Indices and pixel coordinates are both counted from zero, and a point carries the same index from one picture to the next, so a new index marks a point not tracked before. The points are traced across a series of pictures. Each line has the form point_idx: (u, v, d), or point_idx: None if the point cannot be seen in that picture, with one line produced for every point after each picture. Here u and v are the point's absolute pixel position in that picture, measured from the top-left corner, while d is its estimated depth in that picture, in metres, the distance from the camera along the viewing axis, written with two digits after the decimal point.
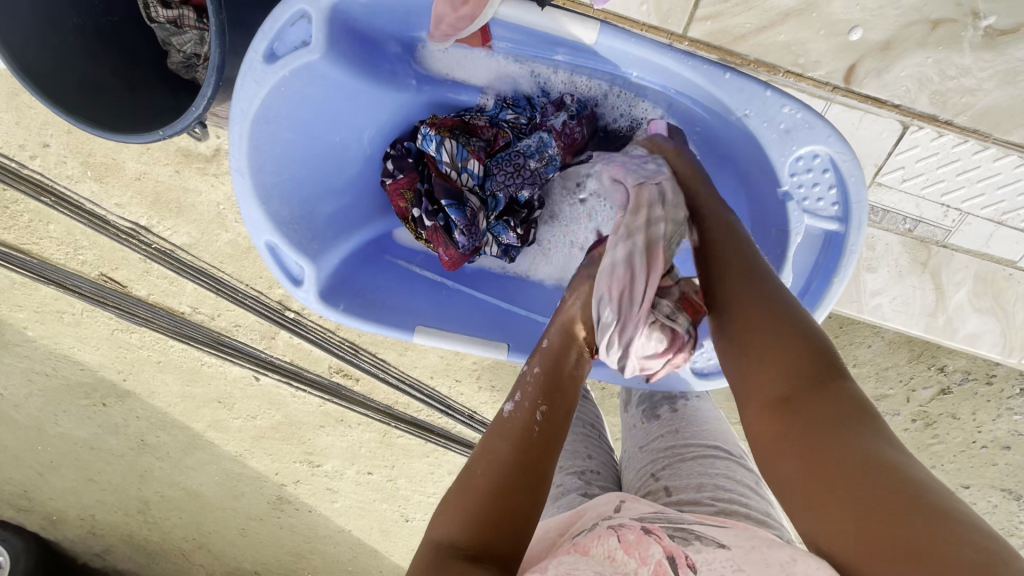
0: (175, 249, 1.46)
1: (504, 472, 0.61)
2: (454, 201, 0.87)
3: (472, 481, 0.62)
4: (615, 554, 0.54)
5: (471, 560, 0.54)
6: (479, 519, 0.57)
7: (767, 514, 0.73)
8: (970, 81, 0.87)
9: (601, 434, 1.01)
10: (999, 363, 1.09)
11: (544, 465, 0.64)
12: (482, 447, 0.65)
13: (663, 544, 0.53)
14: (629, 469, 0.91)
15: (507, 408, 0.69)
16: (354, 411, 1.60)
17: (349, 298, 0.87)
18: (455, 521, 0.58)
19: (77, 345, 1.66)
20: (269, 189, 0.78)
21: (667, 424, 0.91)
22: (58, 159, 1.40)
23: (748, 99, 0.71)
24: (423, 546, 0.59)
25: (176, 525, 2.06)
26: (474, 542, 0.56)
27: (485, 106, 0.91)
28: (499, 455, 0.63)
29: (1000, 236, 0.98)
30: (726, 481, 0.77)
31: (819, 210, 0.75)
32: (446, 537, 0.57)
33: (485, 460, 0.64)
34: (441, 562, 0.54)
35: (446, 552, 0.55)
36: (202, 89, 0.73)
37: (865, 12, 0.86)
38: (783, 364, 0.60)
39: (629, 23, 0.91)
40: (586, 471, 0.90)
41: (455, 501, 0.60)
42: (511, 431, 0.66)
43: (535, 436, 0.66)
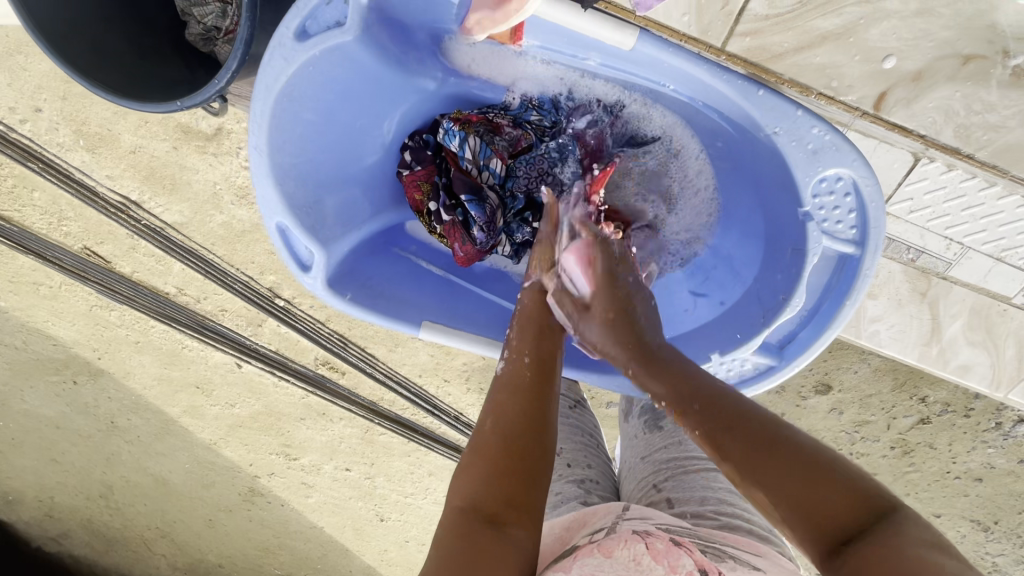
0: (166, 227, 1.41)
1: (511, 420, 0.66)
2: (474, 196, 0.86)
3: (483, 434, 0.66)
4: (641, 559, 0.55)
5: (494, 524, 0.58)
6: (494, 475, 0.61)
7: (769, 530, 0.74)
8: (994, 117, 0.89)
9: (598, 443, 1.01)
10: (978, 397, 1.12)
11: (543, 399, 0.69)
12: (486, 405, 0.69)
13: (694, 557, 0.55)
14: (631, 479, 0.91)
15: (501, 366, 0.74)
16: (338, 405, 1.57)
17: (356, 288, 0.85)
18: (470, 482, 0.61)
19: (51, 319, 1.59)
20: (286, 169, 0.76)
21: (670, 436, 0.91)
22: (49, 125, 1.34)
23: (779, 118, 0.72)
24: (444, 514, 0.61)
25: (140, 513, 1.99)
26: (487, 499, 0.60)
27: (510, 104, 0.89)
28: (496, 403, 0.69)
29: (998, 272, 1.00)
30: (729, 496, 0.78)
31: (837, 233, 0.75)
32: (465, 498, 0.60)
33: (487, 412, 0.69)
34: (463, 521, 0.58)
35: (468, 514, 0.59)
36: (228, 62, 0.71)
37: (901, 41, 0.87)
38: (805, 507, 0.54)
39: (669, 32, 0.92)
40: (587, 480, 0.90)
41: (468, 460, 0.64)
42: (515, 383, 0.71)
43: (532, 380, 0.71)
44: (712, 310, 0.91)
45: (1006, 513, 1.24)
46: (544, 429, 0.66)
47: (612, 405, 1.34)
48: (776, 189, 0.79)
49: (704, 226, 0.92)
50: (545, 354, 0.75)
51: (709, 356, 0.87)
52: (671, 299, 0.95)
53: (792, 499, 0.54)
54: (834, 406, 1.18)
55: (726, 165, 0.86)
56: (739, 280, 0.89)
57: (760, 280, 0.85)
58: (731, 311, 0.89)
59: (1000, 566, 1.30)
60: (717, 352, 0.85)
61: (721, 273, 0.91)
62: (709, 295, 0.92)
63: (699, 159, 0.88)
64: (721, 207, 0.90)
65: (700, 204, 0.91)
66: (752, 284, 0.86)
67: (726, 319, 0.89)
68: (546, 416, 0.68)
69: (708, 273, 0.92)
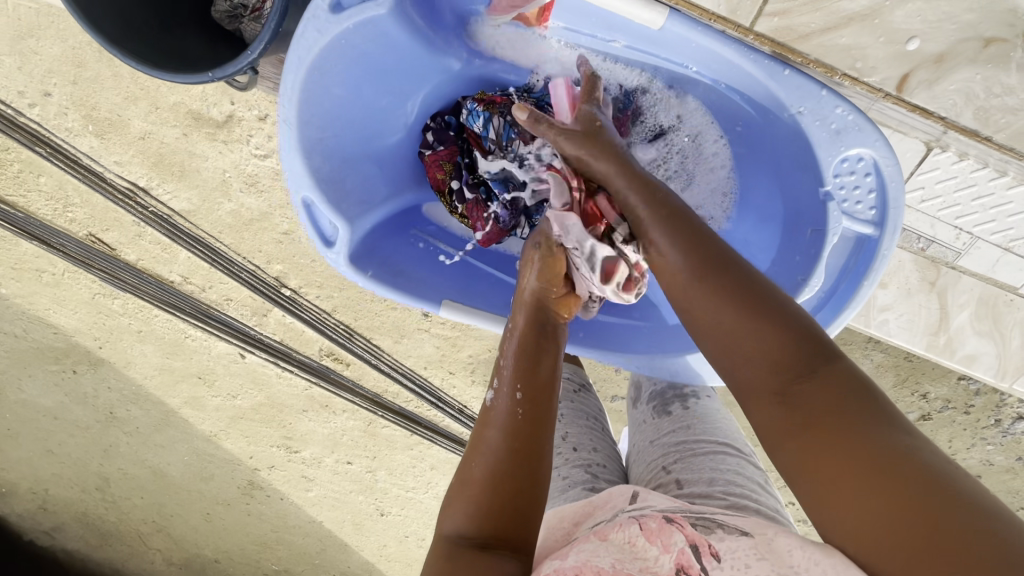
0: (173, 215, 1.40)
1: (498, 459, 0.62)
2: (497, 175, 0.90)
3: (467, 471, 0.63)
4: (635, 541, 0.56)
5: (484, 550, 0.57)
6: (480, 512, 0.59)
7: (774, 510, 0.76)
8: (1014, 100, 0.90)
9: (604, 427, 1.01)
10: (977, 393, 1.16)
11: (534, 435, 0.64)
12: (472, 440, 0.66)
13: (685, 533, 0.55)
14: (638, 463, 0.91)
15: (489, 396, 0.70)
16: (341, 397, 1.57)
17: (376, 266, 0.86)
18: (458, 513, 0.60)
19: (53, 306, 1.58)
20: (313, 143, 0.77)
21: (679, 420, 0.91)
22: (58, 110, 1.33)
23: (803, 97, 0.74)
24: (436, 541, 0.61)
25: (136, 506, 1.98)
26: (476, 540, 0.58)
27: (534, 86, 0.90)
28: (486, 444, 0.64)
29: (1006, 262, 1.02)
30: (737, 477, 0.79)
31: (857, 213, 0.77)
32: (454, 534, 0.60)
33: (475, 450, 0.65)
34: (451, 557, 0.58)
35: (456, 543, 0.59)
36: (262, 33, 0.72)
37: (925, 23, 0.87)
38: (758, 352, 0.58)
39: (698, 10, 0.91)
40: (594, 464, 0.90)
41: (455, 491, 0.63)
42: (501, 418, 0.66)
43: (523, 416, 0.65)
44: None
45: None
46: (538, 466, 0.63)
47: (616, 400, 1.38)
48: (797, 170, 0.81)
49: (722, 209, 0.93)
50: (538, 382, 0.69)
51: None
52: None
53: (749, 348, 0.59)
54: None
55: (745, 148, 0.87)
56: (755, 262, 0.91)
57: (778, 262, 0.87)
58: None
59: None
60: None
61: None
62: None
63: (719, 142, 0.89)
64: (737, 192, 0.92)
65: (718, 189, 0.92)
66: (769, 267, 0.88)
67: None
68: (542, 458, 0.63)
69: None
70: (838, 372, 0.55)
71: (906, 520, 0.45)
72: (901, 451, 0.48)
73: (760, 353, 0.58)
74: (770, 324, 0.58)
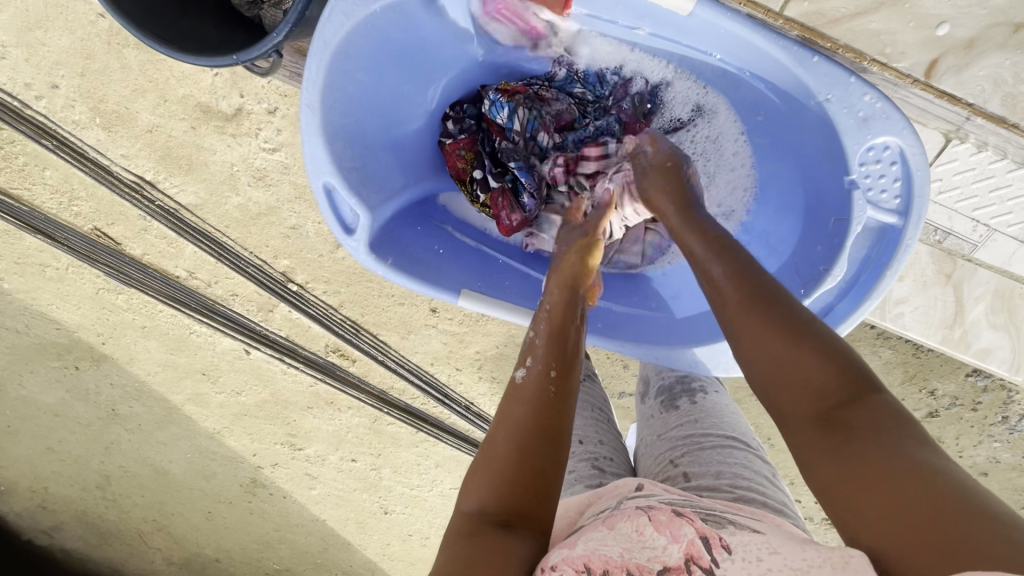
0: (180, 209, 1.39)
1: (528, 433, 0.62)
2: (523, 164, 0.91)
3: (494, 443, 0.63)
4: (643, 529, 0.56)
5: (506, 528, 0.57)
6: (506, 484, 0.59)
7: (783, 503, 0.74)
8: None
9: (609, 418, 1.00)
10: (986, 390, 1.16)
11: (564, 413, 0.66)
12: (499, 413, 0.66)
13: (695, 525, 0.55)
14: (646, 456, 0.90)
15: (522, 371, 0.69)
16: (346, 394, 1.56)
17: (396, 254, 0.85)
18: (481, 486, 0.60)
19: (56, 301, 1.56)
20: (335, 128, 0.77)
21: (686, 414, 0.89)
22: (65, 102, 1.32)
23: (832, 84, 0.74)
24: (454, 517, 0.60)
25: (136, 505, 1.96)
26: (500, 514, 0.58)
27: (556, 75, 0.90)
28: (513, 417, 0.64)
29: (1021, 255, 1.03)
30: (744, 470, 0.78)
31: (881, 202, 0.77)
32: (476, 509, 0.59)
33: (502, 423, 0.65)
34: (473, 532, 0.57)
35: (477, 518, 0.58)
36: (287, 16, 0.72)
37: (954, 9, 0.88)
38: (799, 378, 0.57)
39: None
40: (600, 458, 0.89)
41: (480, 464, 0.62)
42: (536, 394, 0.66)
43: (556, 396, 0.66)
44: None
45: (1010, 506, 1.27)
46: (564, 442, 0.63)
47: (623, 396, 1.38)
48: (822, 159, 0.81)
49: (740, 202, 0.94)
50: (566, 362, 0.71)
51: None
52: None
53: (793, 376, 0.58)
54: None
55: (765, 138, 0.88)
56: (775, 253, 0.91)
57: (799, 253, 0.88)
58: None
59: None
60: None
61: (756, 249, 0.93)
62: None
63: (738, 135, 0.90)
64: (757, 185, 0.92)
65: (737, 182, 0.93)
66: (790, 257, 0.89)
67: None
68: (569, 434, 0.65)
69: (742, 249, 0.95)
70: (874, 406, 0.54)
71: (918, 523, 0.44)
72: (933, 472, 0.46)
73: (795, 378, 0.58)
74: (819, 356, 0.57)
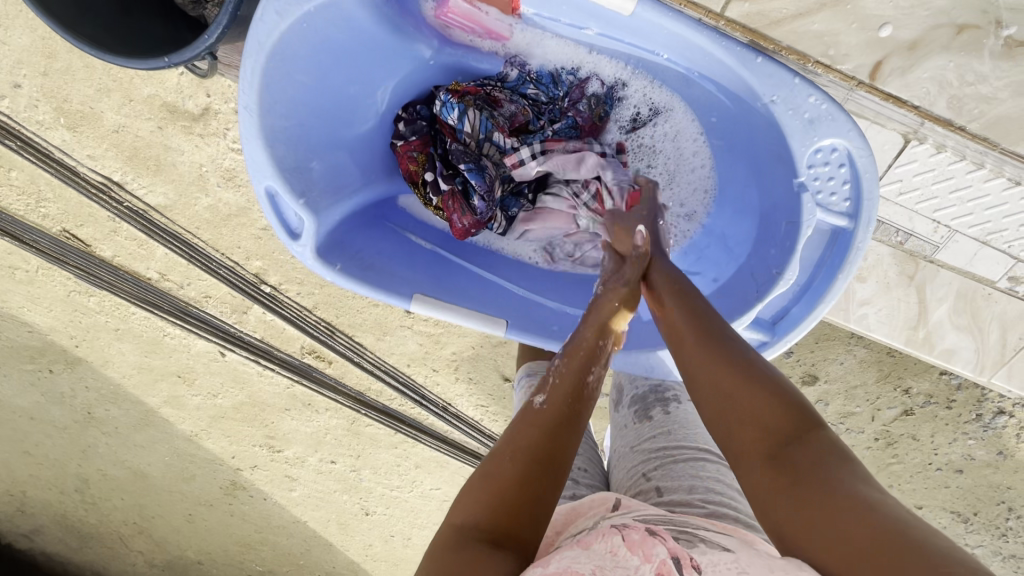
0: (149, 210, 1.36)
1: (531, 459, 0.60)
2: (472, 165, 0.86)
3: (497, 455, 0.62)
4: (617, 551, 0.52)
5: (492, 545, 0.54)
6: (501, 503, 0.57)
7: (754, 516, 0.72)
8: (987, 89, 0.89)
9: (585, 429, 0.98)
10: (958, 387, 1.16)
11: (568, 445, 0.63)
12: (509, 431, 0.64)
13: (668, 545, 0.52)
14: (619, 468, 0.88)
15: (538, 399, 0.68)
16: (323, 395, 1.54)
17: (346, 259, 0.84)
18: (477, 502, 0.58)
19: (27, 304, 1.53)
20: (277, 131, 0.76)
21: (659, 425, 0.88)
22: (29, 102, 1.29)
23: (776, 86, 0.73)
24: (446, 528, 0.58)
25: (117, 508, 1.93)
26: (493, 525, 0.56)
27: (507, 75, 0.89)
28: (525, 438, 0.62)
29: (983, 255, 1.02)
30: (717, 484, 0.76)
31: (831, 205, 0.77)
32: (470, 520, 0.57)
33: (510, 441, 0.63)
34: (464, 545, 0.55)
35: (468, 532, 0.56)
36: (218, 17, 0.72)
37: (897, 9, 0.87)
38: (758, 414, 0.57)
39: None
40: (574, 469, 0.87)
41: (480, 477, 0.61)
42: (544, 423, 0.64)
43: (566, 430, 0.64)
44: (705, 287, 0.93)
45: (985, 504, 1.27)
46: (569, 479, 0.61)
47: (600, 397, 1.34)
48: (773, 162, 0.80)
49: (698, 205, 0.93)
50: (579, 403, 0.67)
51: None
52: None
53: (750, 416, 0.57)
54: (820, 397, 1.20)
55: (721, 140, 0.87)
56: (733, 256, 0.90)
57: (754, 257, 0.87)
58: (725, 288, 0.90)
59: (979, 558, 1.33)
60: None
61: (714, 251, 0.92)
62: (702, 273, 0.93)
63: (694, 136, 0.89)
64: (717, 187, 0.91)
65: (695, 185, 0.92)
66: (745, 261, 0.88)
67: (719, 296, 0.90)
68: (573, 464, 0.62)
69: (702, 252, 0.94)
70: (822, 444, 0.53)
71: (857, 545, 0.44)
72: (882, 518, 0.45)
73: (748, 413, 0.57)
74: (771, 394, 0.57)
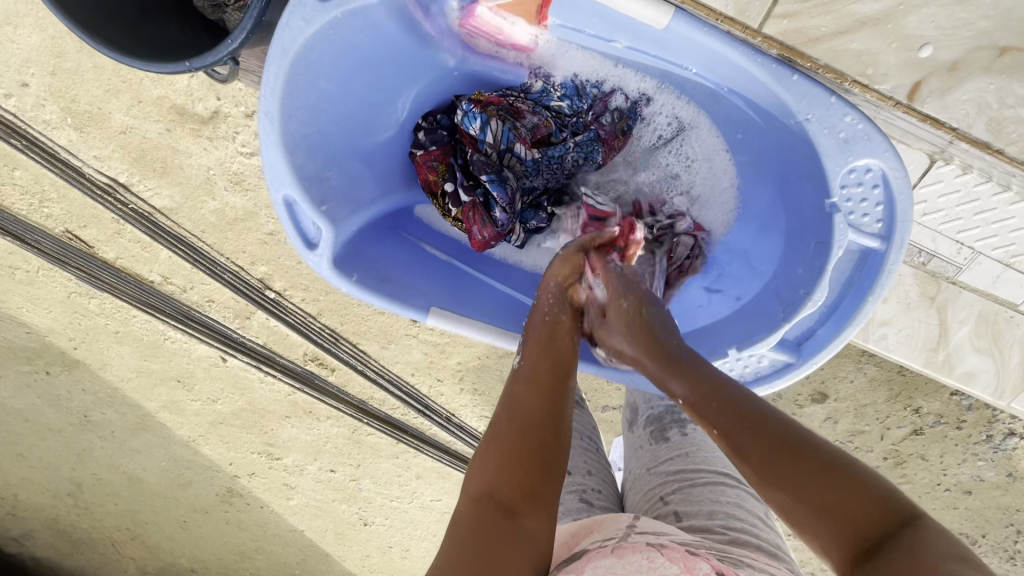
0: (154, 212, 1.34)
1: (526, 411, 0.63)
2: (494, 176, 0.84)
3: (498, 424, 0.63)
4: (654, 559, 0.54)
5: (511, 515, 0.55)
6: (512, 462, 0.59)
7: (776, 546, 0.70)
8: None
9: (598, 448, 0.96)
10: (970, 408, 1.14)
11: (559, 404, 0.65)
12: (500, 396, 0.67)
13: (710, 562, 0.54)
14: (634, 491, 0.86)
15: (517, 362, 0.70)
16: (325, 403, 1.51)
17: (362, 270, 0.82)
18: (485, 468, 0.59)
19: (27, 305, 1.50)
20: (297, 139, 0.74)
21: (676, 447, 0.86)
22: (36, 101, 1.27)
23: (812, 104, 0.73)
24: (460, 504, 0.59)
25: (109, 513, 1.90)
26: (508, 490, 0.57)
27: (531, 86, 0.87)
28: (518, 397, 0.65)
29: (1006, 278, 1.01)
30: (737, 510, 0.73)
31: (863, 226, 0.76)
32: (482, 488, 0.58)
33: (506, 405, 0.65)
34: (483, 515, 0.55)
35: (485, 502, 0.56)
36: (242, 22, 0.70)
37: (939, 30, 0.86)
38: (824, 505, 0.50)
39: (706, 10, 0.89)
40: (587, 490, 0.85)
41: (486, 446, 0.62)
42: (535, 379, 0.67)
43: (554, 377, 0.67)
44: (727, 305, 0.91)
45: (994, 526, 1.25)
46: (564, 433, 0.63)
47: (606, 411, 1.32)
48: (803, 181, 0.79)
49: (720, 222, 0.92)
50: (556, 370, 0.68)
51: (727, 351, 0.86)
52: (685, 296, 0.94)
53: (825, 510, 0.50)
54: (830, 415, 1.19)
55: (747, 158, 0.86)
56: (757, 274, 0.89)
57: (780, 275, 0.85)
58: (748, 307, 0.89)
59: None
60: (735, 347, 0.86)
61: (737, 269, 0.91)
62: (724, 290, 0.92)
63: (719, 152, 0.88)
64: (740, 205, 0.90)
65: (718, 204, 0.92)
66: (770, 280, 0.87)
67: (743, 315, 0.89)
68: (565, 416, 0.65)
69: (723, 269, 0.93)
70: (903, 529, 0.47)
71: None
72: None
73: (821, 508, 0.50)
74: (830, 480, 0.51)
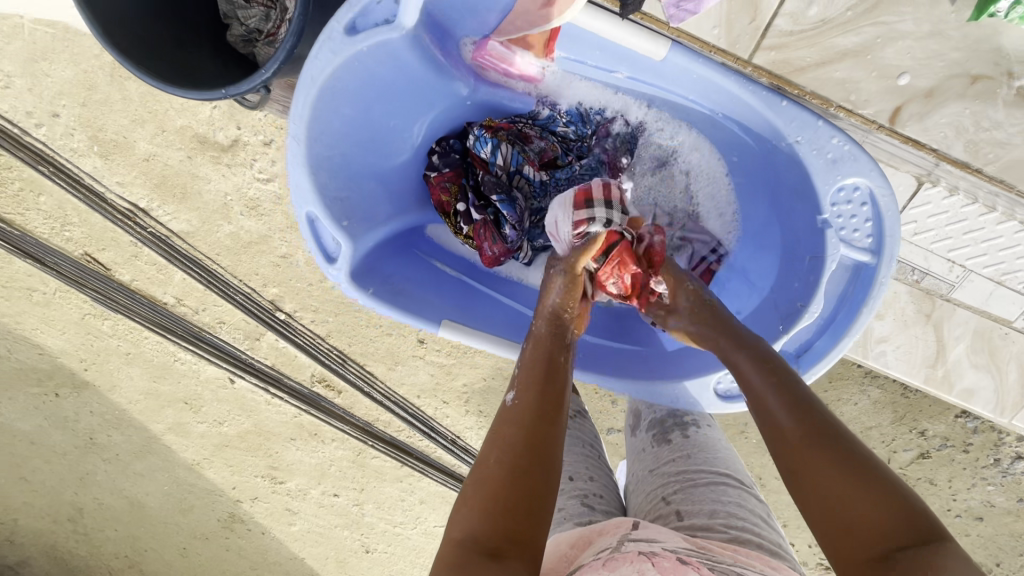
0: (171, 235, 1.39)
1: (515, 452, 0.64)
2: (504, 196, 0.89)
3: (486, 467, 0.64)
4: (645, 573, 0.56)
5: (495, 557, 0.56)
6: (495, 509, 0.60)
7: (777, 544, 0.71)
8: (1001, 134, 0.93)
9: (599, 454, 0.97)
10: (974, 430, 1.15)
11: (550, 436, 0.68)
12: (489, 437, 0.68)
13: None
14: (637, 494, 0.86)
15: (510, 397, 0.72)
16: (331, 425, 1.53)
17: (378, 284, 0.87)
18: (470, 512, 0.60)
19: (41, 327, 1.54)
20: (320, 160, 0.79)
21: (678, 449, 0.87)
22: (65, 130, 1.34)
23: (801, 128, 0.78)
24: (444, 546, 0.59)
25: (109, 539, 1.88)
26: (492, 534, 0.58)
27: (538, 113, 0.93)
28: (506, 437, 0.67)
29: (998, 295, 1.04)
30: (738, 509, 0.74)
31: (854, 241, 0.80)
32: (467, 531, 0.59)
33: (495, 445, 0.67)
34: (466, 559, 0.56)
35: (468, 546, 0.57)
36: (276, 53, 0.77)
37: (915, 60, 0.92)
38: (856, 517, 0.56)
39: (700, 44, 0.95)
40: (590, 494, 0.85)
41: (472, 492, 0.62)
42: (519, 418, 0.68)
43: (550, 407, 0.70)
44: None
45: (1007, 553, 1.24)
46: (553, 466, 0.65)
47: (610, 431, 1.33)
48: (795, 199, 0.84)
49: (722, 240, 0.95)
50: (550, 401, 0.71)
51: None
52: None
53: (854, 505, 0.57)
54: None
55: (741, 179, 0.91)
56: (755, 289, 0.93)
57: (777, 290, 0.89)
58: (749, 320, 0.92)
59: None
60: None
61: (737, 284, 0.95)
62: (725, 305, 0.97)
63: (716, 175, 0.93)
64: (739, 223, 0.95)
65: (718, 225, 0.96)
66: (768, 293, 0.91)
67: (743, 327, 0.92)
68: (553, 448, 0.67)
69: (723, 285, 0.96)
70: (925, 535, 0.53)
71: None
72: None
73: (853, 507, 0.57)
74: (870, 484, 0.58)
